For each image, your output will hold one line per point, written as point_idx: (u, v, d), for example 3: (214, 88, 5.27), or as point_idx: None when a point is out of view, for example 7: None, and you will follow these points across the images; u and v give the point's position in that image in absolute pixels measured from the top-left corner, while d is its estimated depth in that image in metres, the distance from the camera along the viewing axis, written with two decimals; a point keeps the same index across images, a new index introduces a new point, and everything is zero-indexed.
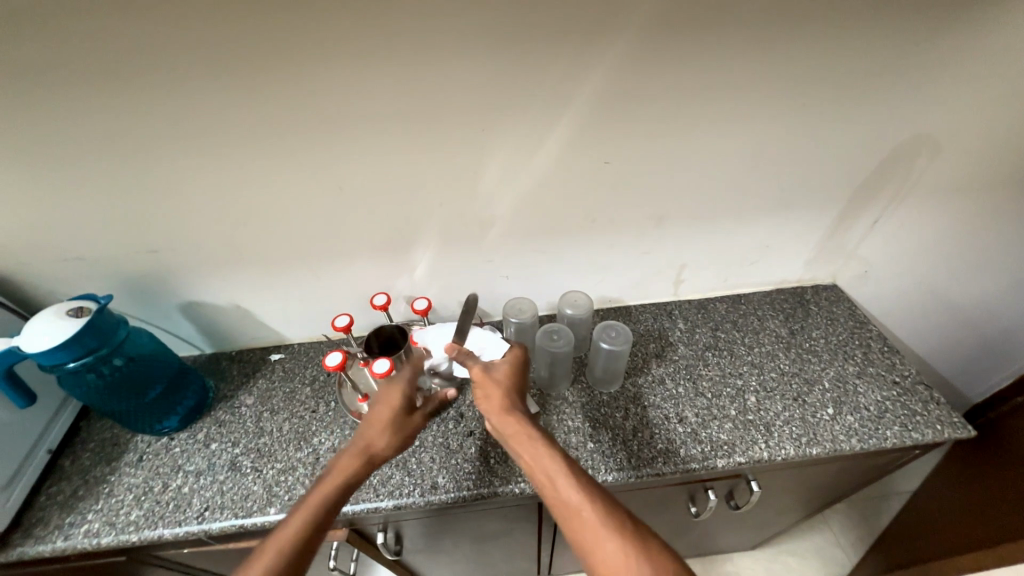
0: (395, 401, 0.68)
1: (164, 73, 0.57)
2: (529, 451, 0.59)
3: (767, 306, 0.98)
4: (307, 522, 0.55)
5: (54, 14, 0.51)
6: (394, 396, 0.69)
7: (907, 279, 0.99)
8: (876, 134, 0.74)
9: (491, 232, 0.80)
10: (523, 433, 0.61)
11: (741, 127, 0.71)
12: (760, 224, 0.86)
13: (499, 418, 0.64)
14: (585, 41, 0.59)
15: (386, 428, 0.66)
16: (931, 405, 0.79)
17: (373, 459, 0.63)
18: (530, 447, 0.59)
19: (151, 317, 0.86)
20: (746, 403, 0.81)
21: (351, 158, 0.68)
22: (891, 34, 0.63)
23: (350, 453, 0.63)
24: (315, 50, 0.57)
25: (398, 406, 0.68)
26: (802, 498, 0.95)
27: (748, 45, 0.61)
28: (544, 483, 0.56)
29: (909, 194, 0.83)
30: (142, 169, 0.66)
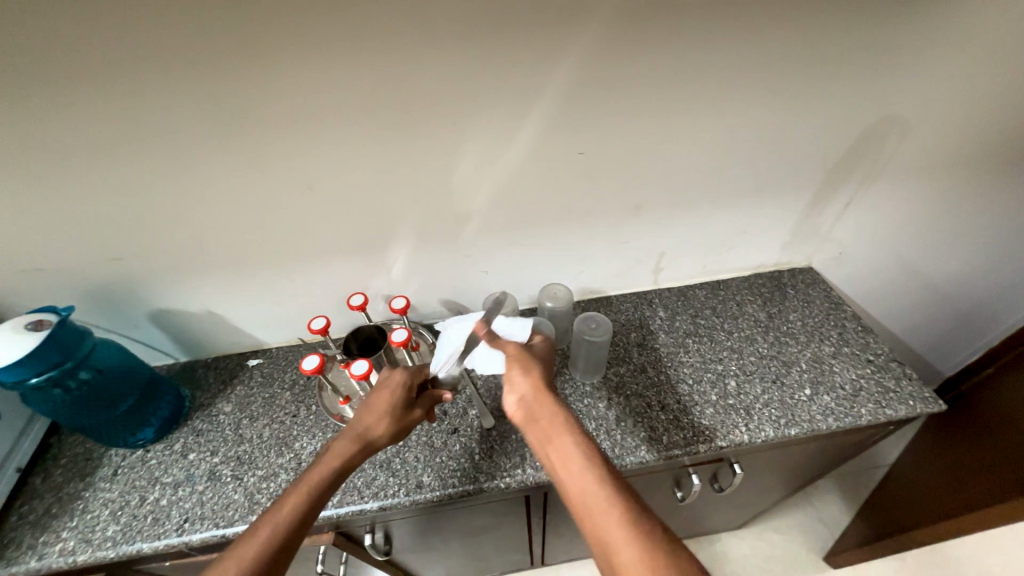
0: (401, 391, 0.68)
1: (111, 73, 0.54)
2: (560, 440, 0.57)
3: (745, 291, 0.99)
4: (306, 497, 0.56)
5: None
6: (394, 384, 0.68)
7: (880, 258, 1.01)
8: (845, 117, 0.75)
9: (467, 227, 0.79)
10: (556, 420, 0.60)
11: (713, 113, 0.70)
12: (736, 210, 0.87)
13: (533, 400, 0.63)
14: (551, 29, 0.58)
15: (385, 413, 0.65)
16: (903, 382, 0.81)
17: (369, 446, 0.63)
18: (562, 436, 0.58)
19: (120, 327, 0.83)
20: (726, 388, 0.82)
21: (319, 156, 0.66)
22: (858, 17, 0.63)
23: (352, 436, 0.63)
24: (274, 45, 0.55)
25: (397, 395, 0.67)
26: (784, 477, 0.97)
27: (716, 31, 0.61)
28: (573, 471, 0.54)
29: (879, 176, 0.84)
30: (96, 175, 0.63)
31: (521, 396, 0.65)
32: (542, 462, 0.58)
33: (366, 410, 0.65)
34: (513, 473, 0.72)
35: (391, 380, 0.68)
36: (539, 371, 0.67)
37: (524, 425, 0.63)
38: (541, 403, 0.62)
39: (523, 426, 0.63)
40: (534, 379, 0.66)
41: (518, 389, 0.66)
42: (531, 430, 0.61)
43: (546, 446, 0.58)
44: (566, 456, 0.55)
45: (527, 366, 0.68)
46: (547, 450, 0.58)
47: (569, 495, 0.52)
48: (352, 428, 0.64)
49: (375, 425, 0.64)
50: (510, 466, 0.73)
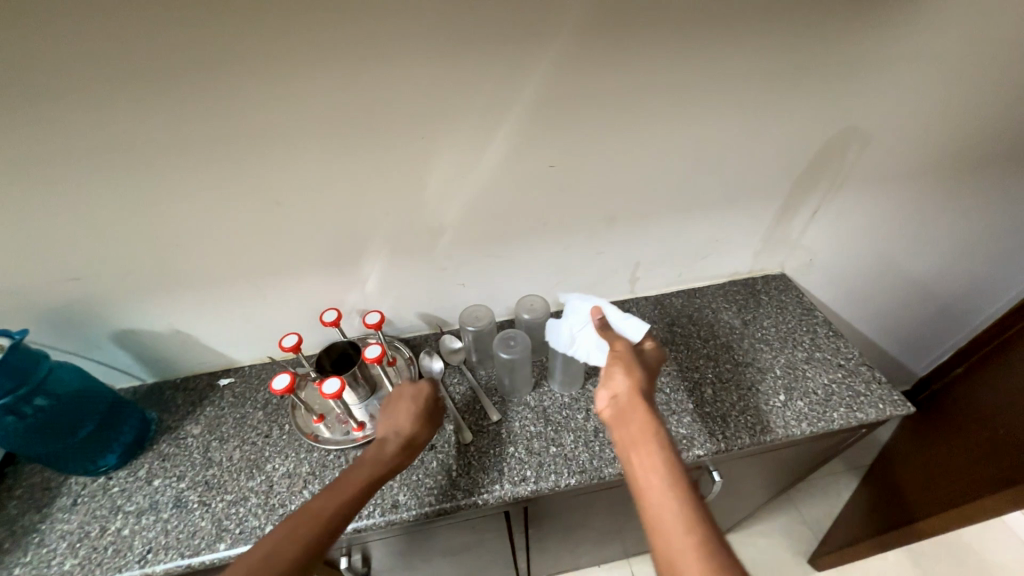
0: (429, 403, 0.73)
1: (62, 89, 0.53)
2: (645, 452, 0.55)
3: (720, 299, 1.01)
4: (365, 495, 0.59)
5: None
6: (424, 395, 0.73)
7: (849, 264, 1.03)
8: (807, 129, 0.77)
9: (441, 239, 0.79)
10: (646, 430, 0.57)
11: (679, 126, 0.72)
12: (707, 220, 0.88)
13: (626, 403, 0.61)
14: (516, 45, 0.59)
15: (413, 421, 0.69)
16: (873, 385, 0.83)
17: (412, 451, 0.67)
18: (649, 449, 0.54)
19: (81, 349, 0.80)
20: (703, 395, 0.83)
21: (286, 170, 0.65)
22: (812, 34, 0.65)
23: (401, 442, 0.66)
24: (235, 59, 0.54)
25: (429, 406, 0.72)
26: (763, 482, 0.97)
27: (678, 47, 0.63)
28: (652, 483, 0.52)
29: (842, 185, 0.87)
30: (49, 192, 0.61)
31: (615, 394, 0.64)
32: (623, 465, 0.57)
33: (396, 418, 0.69)
34: (491, 488, 0.71)
35: (417, 392, 0.72)
36: (640, 375, 0.65)
37: (610, 426, 0.61)
38: (634, 409, 0.60)
39: (610, 424, 0.62)
40: (634, 383, 0.64)
41: (614, 387, 0.65)
42: (618, 433, 0.60)
43: (630, 453, 0.56)
44: (649, 471, 0.53)
45: (629, 368, 0.66)
46: (631, 458, 0.55)
47: (646, 511, 0.50)
48: (393, 437, 0.66)
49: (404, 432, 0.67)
50: (488, 482, 0.72)
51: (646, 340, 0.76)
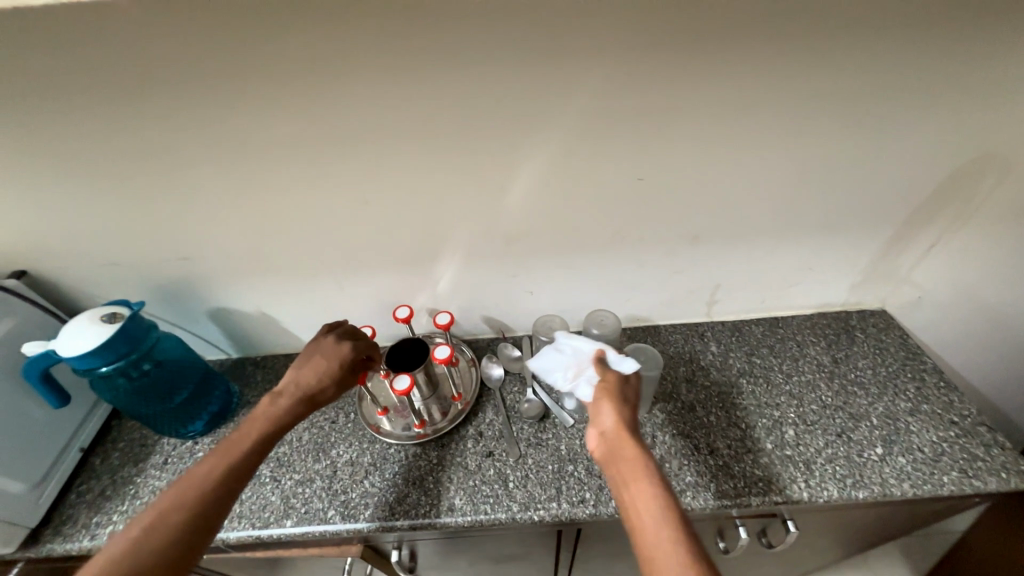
0: (342, 355, 0.70)
1: (193, 82, 0.57)
2: (640, 491, 0.50)
3: (807, 331, 0.92)
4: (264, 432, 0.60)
5: (86, 23, 0.51)
6: (343, 350, 0.70)
7: (969, 307, 0.90)
8: (938, 153, 0.68)
9: (516, 246, 0.78)
10: (637, 465, 0.52)
11: (787, 142, 0.66)
12: (803, 245, 0.81)
13: (614, 439, 0.56)
14: (619, 54, 0.57)
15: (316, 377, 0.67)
16: (994, 451, 0.72)
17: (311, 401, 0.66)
18: (642, 488, 0.50)
19: (182, 321, 0.87)
20: (784, 437, 0.76)
21: (378, 169, 0.67)
22: (963, 43, 0.57)
23: (293, 393, 0.65)
24: (346, 60, 0.56)
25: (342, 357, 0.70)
26: (844, 539, 0.87)
27: (796, 59, 0.58)
28: (647, 526, 0.47)
29: (971, 217, 0.76)
30: (173, 178, 0.66)
31: (603, 430, 0.58)
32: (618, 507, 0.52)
33: (301, 376, 0.67)
34: (548, 506, 0.69)
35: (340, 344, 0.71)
36: (627, 409, 0.60)
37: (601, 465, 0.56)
38: (623, 445, 0.55)
39: (601, 463, 0.56)
40: (621, 417, 0.59)
41: (602, 422, 0.59)
42: (609, 474, 0.55)
43: (623, 494, 0.51)
44: (643, 513, 0.48)
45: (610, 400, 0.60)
46: (624, 499, 0.51)
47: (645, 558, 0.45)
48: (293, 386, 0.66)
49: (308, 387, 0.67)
50: (545, 498, 0.70)
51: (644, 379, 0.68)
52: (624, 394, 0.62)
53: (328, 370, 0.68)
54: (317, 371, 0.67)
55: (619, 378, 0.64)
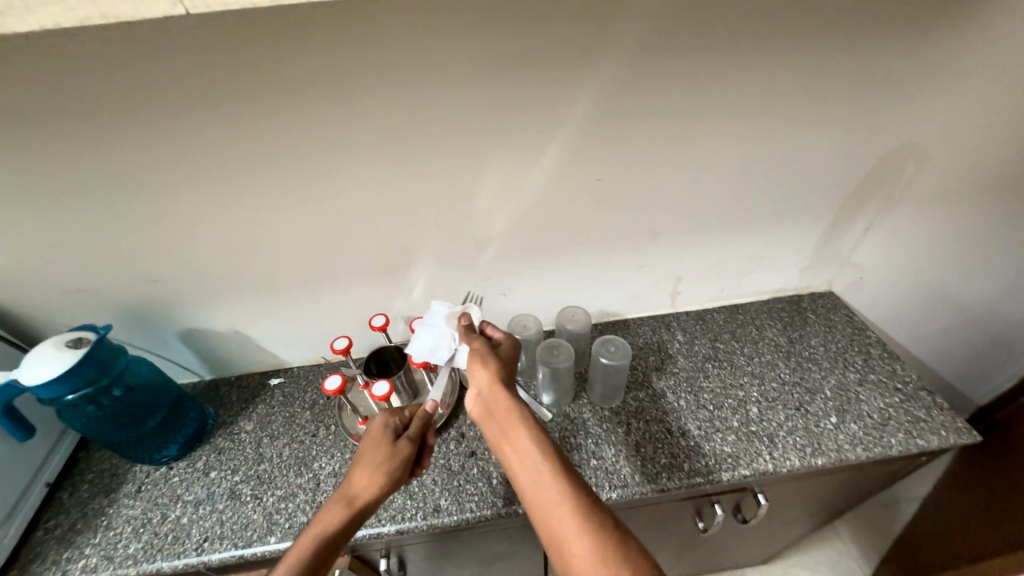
0: (376, 437, 0.65)
1: (158, 103, 0.58)
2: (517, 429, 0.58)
3: (765, 315, 0.98)
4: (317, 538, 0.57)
5: (45, 45, 0.51)
6: (377, 424, 0.67)
7: (904, 284, 0.99)
8: (862, 144, 0.75)
9: (487, 250, 0.81)
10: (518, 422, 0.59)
11: (729, 139, 0.72)
12: (753, 234, 0.87)
13: (490, 395, 0.62)
14: (572, 64, 0.61)
15: (361, 471, 0.61)
16: (933, 411, 0.79)
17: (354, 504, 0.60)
18: (518, 427, 0.58)
19: (151, 345, 0.86)
20: (748, 414, 0.81)
21: (349, 180, 0.69)
22: (873, 45, 0.64)
23: (336, 497, 0.61)
24: (312, 75, 0.58)
25: (380, 436, 0.65)
26: (813, 508, 0.93)
27: (731, 64, 0.63)
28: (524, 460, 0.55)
29: (899, 201, 0.84)
30: (140, 199, 0.66)
31: (478, 389, 0.64)
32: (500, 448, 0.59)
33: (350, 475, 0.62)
34: None
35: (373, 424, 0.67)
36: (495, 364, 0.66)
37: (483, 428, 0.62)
38: (497, 399, 0.62)
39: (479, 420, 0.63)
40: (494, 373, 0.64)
41: (477, 382, 0.64)
42: (488, 425, 0.62)
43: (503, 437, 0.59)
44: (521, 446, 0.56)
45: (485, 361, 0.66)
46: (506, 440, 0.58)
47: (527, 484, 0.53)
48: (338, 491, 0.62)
49: (354, 486, 0.61)
50: None
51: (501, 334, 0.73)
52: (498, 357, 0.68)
53: (367, 463, 0.62)
54: (358, 471, 0.62)
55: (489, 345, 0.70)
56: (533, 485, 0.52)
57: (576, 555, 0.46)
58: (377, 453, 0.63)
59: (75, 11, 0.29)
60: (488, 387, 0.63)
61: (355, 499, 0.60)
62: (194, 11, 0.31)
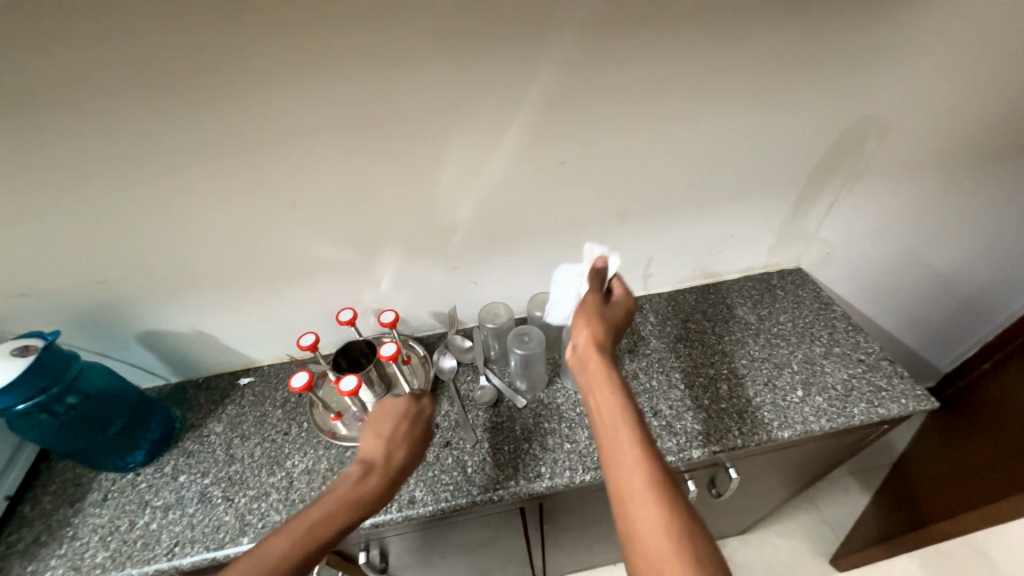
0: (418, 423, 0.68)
1: (85, 94, 0.54)
2: (606, 396, 0.55)
3: (735, 294, 1.00)
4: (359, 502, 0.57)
5: None
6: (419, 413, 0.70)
7: (869, 257, 1.01)
8: (821, 120, 0.76)
9: (454, 239, 0.80)
10: (609, 383, 0.56)
11: (689, 119, 0.71)
12: (719, 214, 0.88)
13: (585, 352, 0.60)
14: (525, 45, 0.60)
15: (407, 453, 0.64)
16: (895, 380, 0.81)
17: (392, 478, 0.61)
18: (609, 391, 0.56)
19: (110, 349, 0.83)
20: (719, 391, 0.82)
21: (304, 171, 0.67)
22: (828, 19, 0.64)
23: (380, 466, 0.61)
24: (254, 63, 0.56)
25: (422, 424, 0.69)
26: (784, 479, 0.95)
27: (686, 43, 0.63)
28: (607, 431, 0.53)
29: (860, 176, 0.85)
30: (79, 198, 0.63)
31: (574, 344, 0.62)
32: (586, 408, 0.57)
33: (396, 448, 0.64)
34: (507, 485, 0.72)
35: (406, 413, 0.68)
36: (600, 324, 0.63)
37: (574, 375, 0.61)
38: (590, 359, 0.59)
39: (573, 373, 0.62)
40: (595, 332, 0.62)
41: (578, 336, 0.63)
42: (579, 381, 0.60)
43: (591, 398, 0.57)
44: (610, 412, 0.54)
45: (592, 317, 0.63)
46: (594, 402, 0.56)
47: (607, 451, 0.51)
48: (376, 459, 0.62)
49: (396, 461, 0.63)
50: (503, 478, 0.72)
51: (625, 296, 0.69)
52: (606, 314, 0.64)
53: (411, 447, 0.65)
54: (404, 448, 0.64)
55: (601, 300, 0.66)
56: (612, 456, 0.51)
57: (657, 552, 0.42)
58: (420, 441, 0.67)
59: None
60: (585, 345, 0.61)
61: (394, 476, 0.61)
62: None
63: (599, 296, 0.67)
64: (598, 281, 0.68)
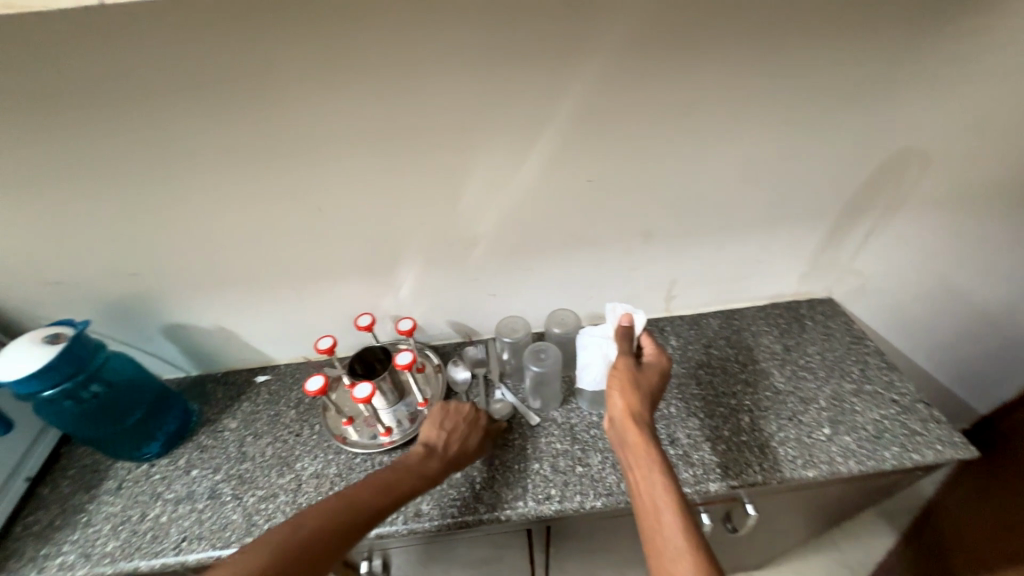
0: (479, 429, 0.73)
1: (129, 95, 0.56)
2: (646, 471, 0.55)
3: (760, 321, 0.96)
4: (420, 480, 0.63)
5: (12, 36, 0.50)
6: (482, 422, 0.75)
7: (906, 291, 0.96)
8: (861, 148, 0.73)
9: (475, 250, 0.79)
10: (648, 458, 0.57)
11: (722, 140, 0.70)
12: (748, 239, 0.85)
13: (622, 424, 0.61)
14: (557, 60, 0.59)
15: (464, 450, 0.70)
16: (931, 425, 0.77)
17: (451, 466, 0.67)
18: (647, 466, 0.56)
19: (135, 340, 0.85)
20: (740, 423, 0.79)
21: (332, 176, 0.67)
22: (872, 44, 0.62)
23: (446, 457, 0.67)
24: (288, 68, 0.57)
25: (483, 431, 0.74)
26: (806, 520, 0.91)
27: (722, 64, 0.61)
28: (648, 512, 0.52)
29: (898, 207, 0.82)
30: (117, 193, 0.65)
31: (612, 414, 0.64)
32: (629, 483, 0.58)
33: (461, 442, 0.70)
34: (515, 505, 0.70)
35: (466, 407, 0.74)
36: (636, 392, 0.64)
37: (614, 449, 0.62)
38: (627, 431, 0.60)
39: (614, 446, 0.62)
40: (630, 402, 0.63)
41: (614, 404, 0.64)
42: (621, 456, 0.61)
43: (631, 474, 0.57)
44: (650, 489, 0.54)
45: (625, 384, 0.65)
46: (634, 477, 0.56)
47: (648, 533, 0.51)
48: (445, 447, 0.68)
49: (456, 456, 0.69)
50: (512, 498, 0.71)
51: (659, 358, 0.70)
52: (640, 379, 0.66)
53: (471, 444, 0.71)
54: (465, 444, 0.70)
55: (634, 363, 0.68)
56: (654, 539, 0.50)
57: None
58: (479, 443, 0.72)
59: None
60: (622, 415, 0.62)
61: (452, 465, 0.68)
62: None
63: (631, 359, 0.68)
64: (626, 343, 0.71)
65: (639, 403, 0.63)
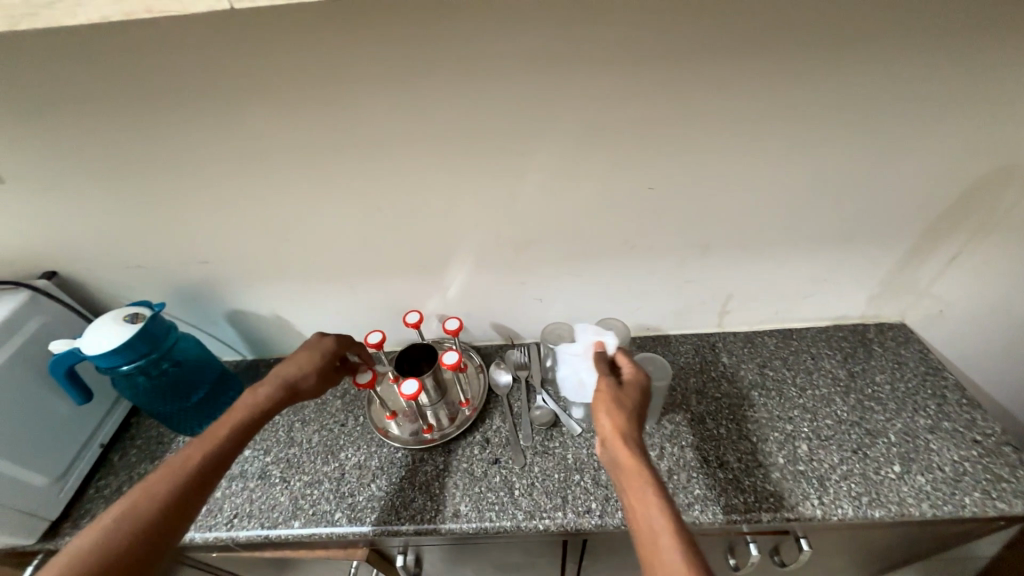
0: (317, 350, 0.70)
1: (213, 93, 0.59)
2: (642, 494, 0.51)
3: (822, 344, 0.90)
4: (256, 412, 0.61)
5: (117, 37, 0.54)
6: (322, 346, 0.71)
7: (994, 321, 0.87)
8: (955, 164, 0.67)
9: (525, 253, 0.79)
10: (641, 480, 0.52)
11: (797, 149, 0.65)
12: (815, 255, 0.80)
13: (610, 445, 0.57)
14: (627, 63, 0.57)
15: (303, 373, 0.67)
16: (1020, 472, 0.69)
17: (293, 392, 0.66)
18: (641, 489, 0.51)
19: (200, 322, 0.90)
20: (797, 451, 0.74)
21: (392, 175, 0.69)
22: (982, 50, 0.56)
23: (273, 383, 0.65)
24: (360, 69, 0.58)
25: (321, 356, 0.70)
26: (864, 560, 0.84)
27: (806, 70, 0.58)
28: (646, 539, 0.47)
29: (994, 230, 0.74)
30: (195, 185, 0.69)
31: (600, 437, 0.60)
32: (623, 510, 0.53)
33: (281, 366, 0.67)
34: (554, 515, 0.69)
35: (317, 343, 0.71)
36: (622, 411, 0.60)
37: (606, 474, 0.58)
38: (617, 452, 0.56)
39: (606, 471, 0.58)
40: (616, 421, 0.59)
41: (601, 425, 0.60)
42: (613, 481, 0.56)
43: (625, 499, 0.53)
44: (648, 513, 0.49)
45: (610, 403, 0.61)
46: (629, 503, 0.52)
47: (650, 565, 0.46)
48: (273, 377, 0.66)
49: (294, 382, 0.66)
50: (551, 507, 0.70)
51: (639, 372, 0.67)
52: (623, 397, 0.62)
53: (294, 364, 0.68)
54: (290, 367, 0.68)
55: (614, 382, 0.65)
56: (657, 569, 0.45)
57: None
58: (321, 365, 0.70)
59: (122, 4, 0.29)
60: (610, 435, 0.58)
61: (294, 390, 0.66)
62: (239, 5, 0.30)
63: (611, 377, 0.65)
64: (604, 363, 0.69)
65: (625, 422, 0.59)
